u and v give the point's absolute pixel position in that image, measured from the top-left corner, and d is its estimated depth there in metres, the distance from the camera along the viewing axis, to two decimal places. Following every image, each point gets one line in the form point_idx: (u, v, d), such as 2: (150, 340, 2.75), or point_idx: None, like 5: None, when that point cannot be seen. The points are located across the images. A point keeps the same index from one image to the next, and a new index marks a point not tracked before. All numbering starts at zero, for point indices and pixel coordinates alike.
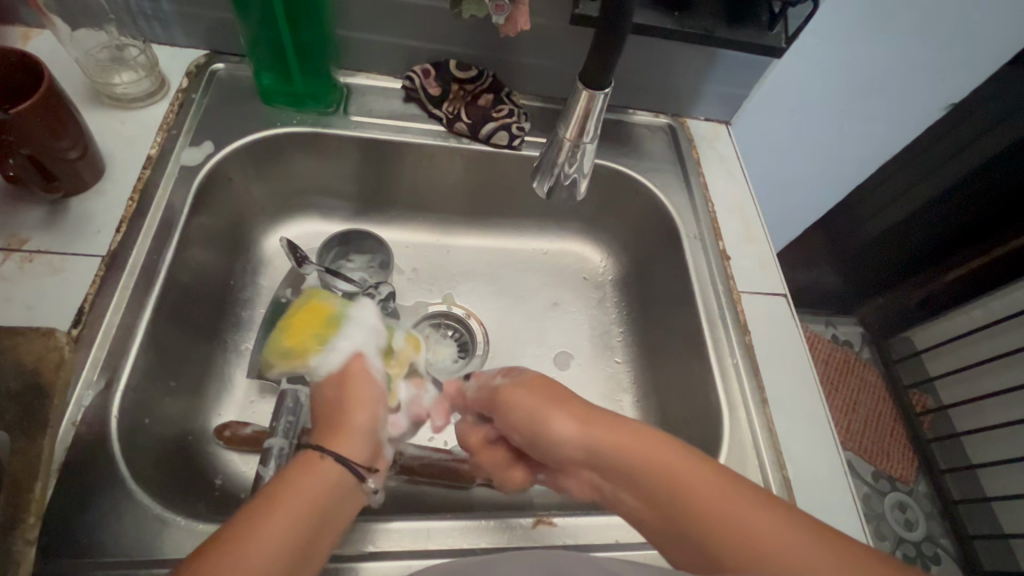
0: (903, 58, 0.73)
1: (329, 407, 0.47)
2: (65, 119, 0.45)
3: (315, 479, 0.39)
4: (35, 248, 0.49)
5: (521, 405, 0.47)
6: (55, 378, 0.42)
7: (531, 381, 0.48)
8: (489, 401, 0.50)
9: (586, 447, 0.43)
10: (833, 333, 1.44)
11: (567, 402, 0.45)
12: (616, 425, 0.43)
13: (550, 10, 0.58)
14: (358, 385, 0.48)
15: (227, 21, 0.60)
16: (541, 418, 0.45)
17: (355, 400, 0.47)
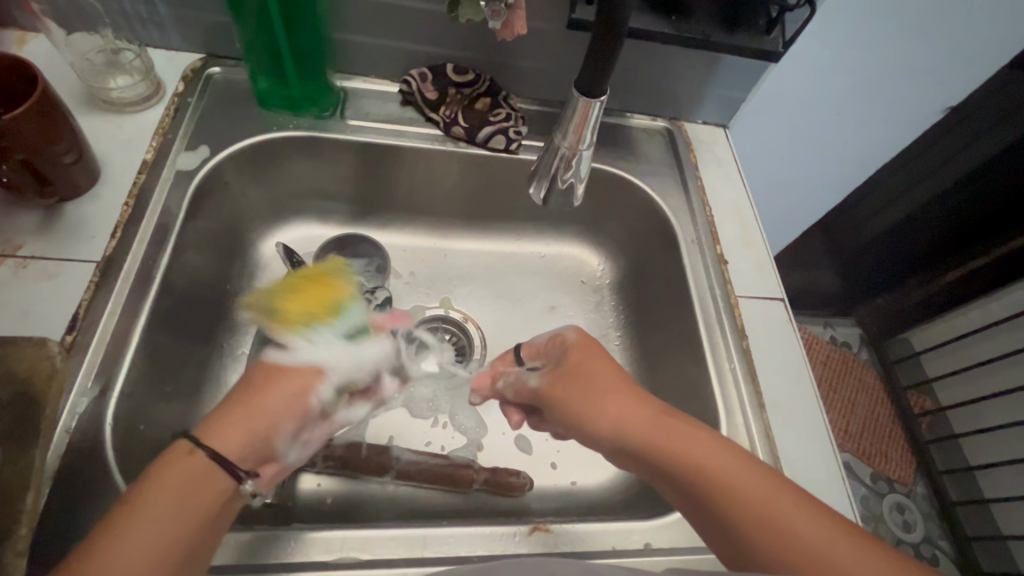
0: (901, 61, 0.73)
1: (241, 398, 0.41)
2: (59, 124, 0.45)
3: (162, 491, 0.34)
4: (29, 254, 0.49)
5: (562, 386, 0.48)
6: (49, 386, 0.42)
7: (566, 374, 0.48)
8: (532, 393, 0.51)
9: (622, 441, 0.43)
10: (831, 335, 1.45)
11: (597, 395, 0.45)
12: (647, 417, 0.43)
13: (546, 13, 0.58)
14: (278, 394, 0.42)
15: (223, 25, 0.59)
16: (580, 402, 0.46)
17: (262, 394, 0.42)
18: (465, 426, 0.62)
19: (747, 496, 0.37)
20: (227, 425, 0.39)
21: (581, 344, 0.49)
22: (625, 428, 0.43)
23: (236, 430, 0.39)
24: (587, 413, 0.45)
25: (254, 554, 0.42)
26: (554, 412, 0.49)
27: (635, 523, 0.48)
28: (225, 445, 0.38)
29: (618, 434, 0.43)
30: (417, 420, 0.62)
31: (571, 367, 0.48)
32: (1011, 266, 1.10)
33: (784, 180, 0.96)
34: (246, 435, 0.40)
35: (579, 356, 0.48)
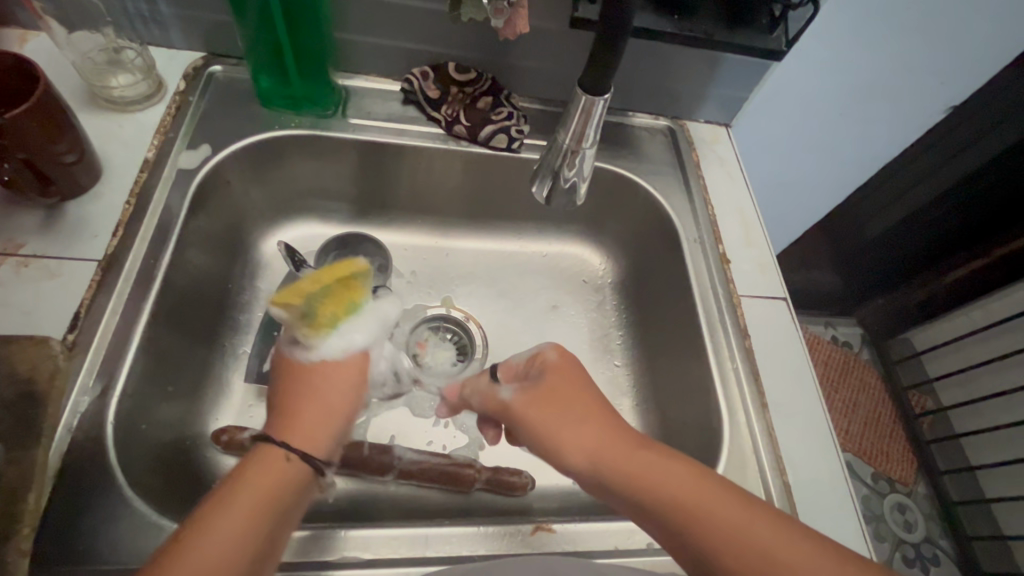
0: (903, 61, 0.73)
1: (304, 395, 0.44)
2: (61, 123, 0.45)
3: (255, 487, 0.37)
4: (32, 253, 0.48)
5: (536, 408, 0.45)
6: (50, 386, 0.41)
7: (539, 393, 0.45)
8: (503, 408, 0.47)
9: (597, 468, 0.41)
10: (832, 334, 1.45)
11: (580, 412, 0.43)
12: (621, 439, 0.41)
13: (548, 11, 0.57)
14: (348, 381, 0.47)
15: (224, 23, 0.59)
16: (555, 426, 0.43)
17: (313, 380, 0.46)
18: (467, 425, 0.62)
19: (726, 524, 0.35)
20: (305, 420, 0.43)
21: (561, 364, 0.47)
22: (601, 455, 0.41)
23: (310, 423, 0.43)
24: (564, 439, 0.42)
25: (307, 551, 0.43)
26: (526, 436, 0.45)
27: (636, 523, 0.47)
28: (307, 436, 0.42)
29: (595, 464, 0.41)
30: (419, 419, 0.61)
31: (547, 387, 0.45)
32: (1009, 266, 1.10)
33: (786, 180, 0.96)
34: (320, 424, 0.43)
35: (557, 379, 0.45)
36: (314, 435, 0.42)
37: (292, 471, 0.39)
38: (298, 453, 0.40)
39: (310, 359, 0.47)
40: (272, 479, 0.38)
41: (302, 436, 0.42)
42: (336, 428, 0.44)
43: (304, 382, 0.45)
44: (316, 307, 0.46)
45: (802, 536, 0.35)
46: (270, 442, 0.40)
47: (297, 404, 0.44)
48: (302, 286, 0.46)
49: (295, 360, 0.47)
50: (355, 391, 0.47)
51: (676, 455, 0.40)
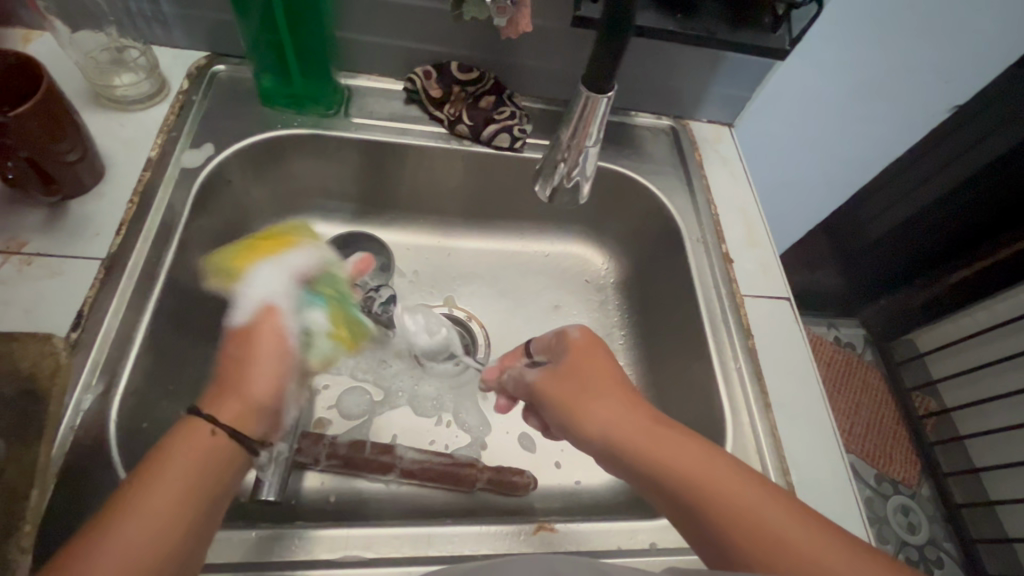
0: (907, 60, 0.72)
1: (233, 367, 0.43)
2: (65, 121, 0.45)
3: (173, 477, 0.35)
4: (34, 251, 0.49)
5: (561, 383, 0.46)
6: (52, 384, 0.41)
7: (562, 372, 0.47)
8: (527, 387, 0.50)
9: (610, 444, 0.42)
10: (835, 335, 1.45)
11: (598, 391, 0.44)
12: (636, 415, 0.42)
13: (551, 10, 0.57)
14: (271, 345, 0.45)
15: (227, 23, 0.59)
16: (578, 400, 0.44)
17: (234, 346, 0.45)
18: (468, 424, 0.62)
19: (733, 503, 0.36)
20: (230, 393, 0.41)
21: (584, 343, 0.47)
22: (618, 429, 0.42)
23: (234, 391, 0.42)
24: (585, 410, 0.44)
25: (263, 551, 0.42)
26: (550, 410, 0.47)
27: (639, 523, 0.47)
28: (227, 406, 0.41)
29: (608, 435, 0.42)
30: (421, 418, 0.61)
31: (571, 364, 0.46)
32: (1012, 266, 1.09)
33: (789, 180, 0.96)
34: (249, 395, 0.42)
35: (576, 358, 0.46)
36: (235, 404, 0.41)
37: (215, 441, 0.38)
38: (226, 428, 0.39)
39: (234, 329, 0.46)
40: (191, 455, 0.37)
41: (220, 405, 0.40)
42: (262, 396, 0.42)
43: (229, 355, 0.45)
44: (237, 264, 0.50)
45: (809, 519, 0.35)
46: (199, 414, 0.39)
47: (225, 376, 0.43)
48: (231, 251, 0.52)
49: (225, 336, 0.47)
50: (282, 361, 0.45)
51: (689, 436, 0.40)
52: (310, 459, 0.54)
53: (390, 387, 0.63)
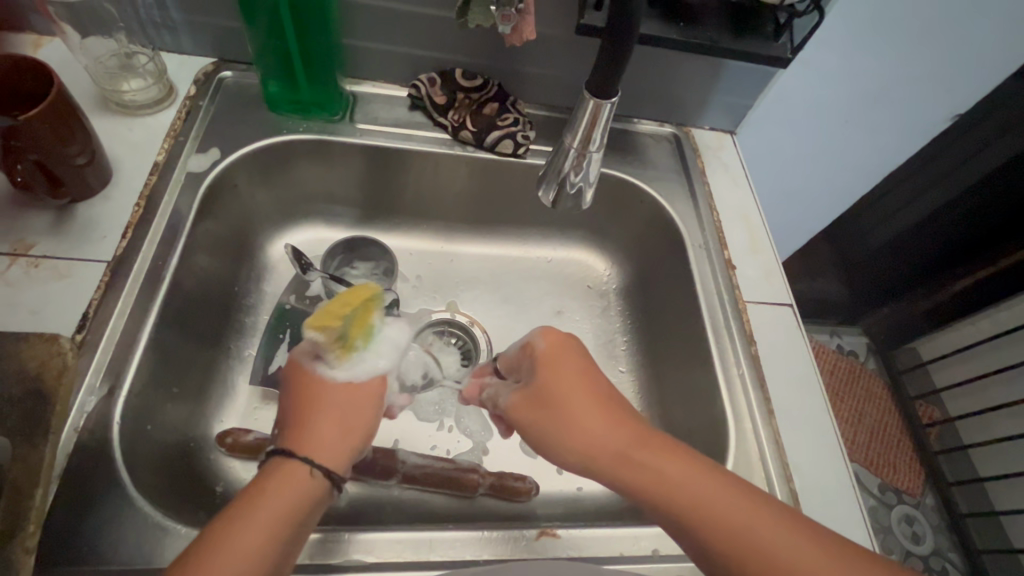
0: (909, 69, 0.73)
1: (330, 415, 0.43)
2: (73, 125, 0.45)
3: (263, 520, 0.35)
4: (41, 253, 0.49)
5: (532, 407, 0.45)
6: (58, 385, 0.41)
7: (535, 389, 0.45)
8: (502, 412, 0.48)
9: (589, 457, 0.41)
10: (837, 343, 1.44)
11: (581, 400, 0.43)
12: (616, 424, 0.42)
13: (555, 19, 0.58)
14: (369, 404, 0.45)
15: (234, 29, 0.60)
16: (551, 428, 0.43)
17: (330, 393, 0.44)
18: (470, 429, 0.62)
19: (719, 516, 0.36)
20: (323, 438, 0.41)
21: (552, 353, 0.45)
22: (594, 457, 0.41)
23: (332, 436, 0.42)
24: (560, 436, 0.43)
25: (318, 554, 0.43)
26: (526, 437, 0.46)
27: (642, 528, 0.47)
28: (330, 451, 0.41)
29: (587, 454, 0.41)
30: (423, 423, 0.61)
31: (539, 383, 0.45)
32: (1007, 279, 1.10)
33: (791, 188, 0.96)
34: (345, 440, 0.42)
35: (547, 370, 0.45)
36: (336, 450, 0.41)
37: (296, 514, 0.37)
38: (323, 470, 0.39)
39: (330, 378, 0.44)
40: (270, 530, 0.35)
41: (323, 449, 0.41)
42: (357, 446, 0.43)
43: (325, 400, 0.43)
44: (340, 327, 0.44)
45: (802, 531, 0.35)
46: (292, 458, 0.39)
47: (321, 417, 0.42)
48: (327, 310, 0.45)
49: (319, 376, 0.44)
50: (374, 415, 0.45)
51: (673, 445, 0.40)
52: None
53: None
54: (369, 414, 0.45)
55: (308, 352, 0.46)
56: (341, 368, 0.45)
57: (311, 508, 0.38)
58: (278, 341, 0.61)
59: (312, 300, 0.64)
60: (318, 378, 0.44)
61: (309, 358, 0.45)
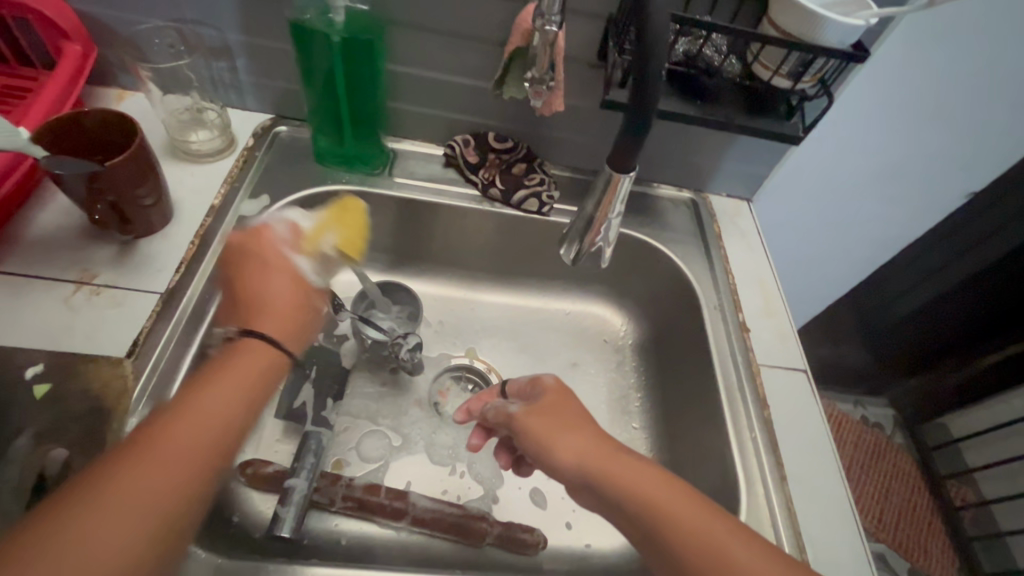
0: (919, 146, 0.77)
1: (284, 296, 0.47)
2: (146, 170, 0.51)
3: (226, 378, 0.41)
4: (103, 283, 0.53)
5: (537, 417, 0.48)
6: (118, 403, 0.43)
7: (542, 408, 0.49)
8: (507, 419, 0.51)
9: (585, 474, 0.43)
10: (862, 414, 1.41)
11: (576, 426, 0.47)
12: (622, 460, 0.43)
13: (582, 91, 0.64)
14: (320, 302, 0.51)
15: (293, 91, 0.67)
16: (554, 432, 0.46)
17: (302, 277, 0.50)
18: (482, 476, 0.63)
19: (687, 522, 0.39)
20: (280, 313, 0.46)
21: (557, 391, 0.50)
22: (591, 454, 0.44)
23: (289, 318, 0.47)
24: (553, 446, 0.46)
25: None
26: (524, 445, 0.49)
27: None
28: (288, 333, 0.46)
29: (581, 467, 0.44)
30: (436, 467, 0.62)
31: (543, 405, 0.49)
32: None
33: (807, 254, 0.98)
34: (301, 325, 0.48)
35: (554, 398, 0.49)
36: (287, 330, 0.46)
37: (250, 384, 0.42)
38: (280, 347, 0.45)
39: (291, 261, 0.50)
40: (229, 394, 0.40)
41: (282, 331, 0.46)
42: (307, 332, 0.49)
43: (281, 281, 0.48)
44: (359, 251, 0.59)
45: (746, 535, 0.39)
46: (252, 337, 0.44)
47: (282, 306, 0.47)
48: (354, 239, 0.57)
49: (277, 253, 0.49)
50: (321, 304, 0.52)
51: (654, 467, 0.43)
52: (326, 500, 0.55)
53: (409, 434, 0.64)
54: (315, 301, 0.50)
55: (287, 239, 0.51)
56: (316, 273, 0.52)
57: (266, 380, 0.43)
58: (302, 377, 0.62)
59: (338, 338, 0.68)
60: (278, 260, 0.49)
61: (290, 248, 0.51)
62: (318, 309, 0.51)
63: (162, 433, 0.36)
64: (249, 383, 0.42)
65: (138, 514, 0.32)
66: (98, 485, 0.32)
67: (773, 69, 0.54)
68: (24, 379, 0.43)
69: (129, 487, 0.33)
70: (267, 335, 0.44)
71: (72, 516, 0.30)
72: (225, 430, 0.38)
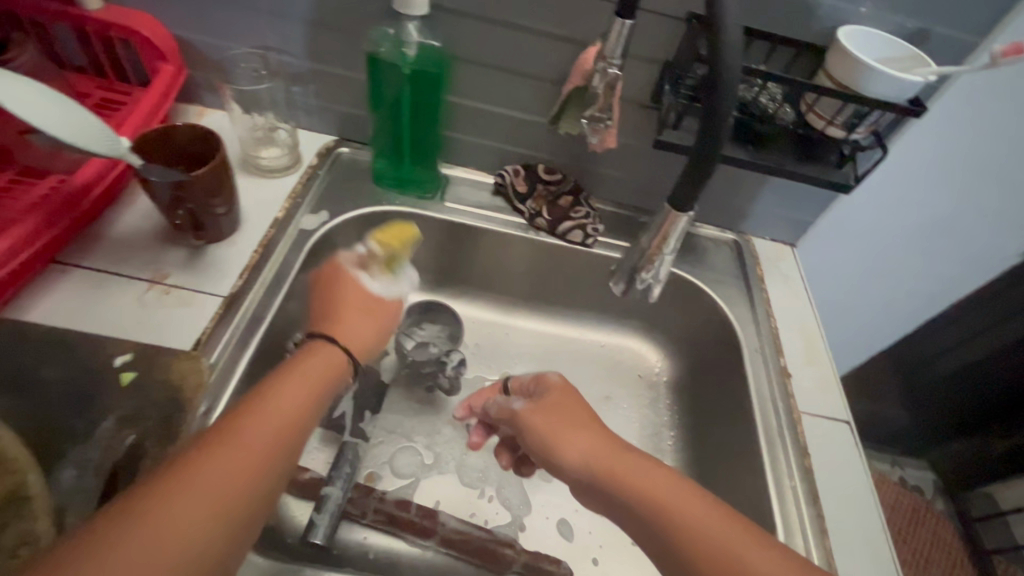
0: (969, 203, 0.76)
1: (360, 314, 0.54)
2: (222, 181, 0.54)
3: (305, 373, 0.46)
4: (174, 283, 0.56)
5: (543, 413, 0.50)
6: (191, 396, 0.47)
7: (549, 405, 0.51)
8: (513, 415, 0.53)
9: (589, 472, 0.44)
10: (900, 475, 1.34)
11: (585, 425, 0.48)
12: (636, 462, 0.43)
13: (633, 131, 0.66)
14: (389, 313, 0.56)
15: (359, 116, 0.71)
16: (559, 431, 0.48)
17: (364, 287, 0.55)
18: (510, 502, 0.63)
19: (695, 520, 0.39)
20: (357, 325, 0.53)
21: (563, 389, 0.52)
22: (596, 456, 0.45)
23: (365, 332, 0.53)
24: (559, 442, 0.47)
25: None
26: (530, 440, 0.50)
27: None
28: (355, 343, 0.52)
29: (588, 465, 0.45)
30: (465, 489, 0.63)
31: (551, 400, 0.51)
32: None
33: (848, 304, 0.96)
34: (376, 339, 0.55)
35: (560, 394, 0.51)
36: (364, 346, 0.53)
37: (322, 382, 0.46)
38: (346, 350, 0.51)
39: (357, 279, 0.56)
40: (306, 386, 0.45)
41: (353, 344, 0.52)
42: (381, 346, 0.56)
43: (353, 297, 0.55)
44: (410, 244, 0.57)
45: (779, 558, 0.37)
46: (327, 339, 0.50)
47: (352, 312, 0.54)
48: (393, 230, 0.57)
49: (352, 278, 0.56)
50: (390, 315, 0.57)
51: (670, 471, 0.42)
52: (358, 511, 0.56)
53: (441, 453, 0.65)
54: (387, 315, 0.56)
55: (353, 261, 0.57)
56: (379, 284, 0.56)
57: (335, 381, 0.48)
58: None
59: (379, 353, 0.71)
60: (350, 280, 0.55)
61: (352, 264, 0.57)
62: (392, 324, 0.57)
63: (237, 424, 0.39)
64: (320, 380, 0.46)
65: (224, 487, 0.36)
66: (192, 471, 0.35)
67: (828, 119, 0.55)
68: (113, 366, 0.48)
69: (207, 472, 0.35)
70: (338, 341, 0.51)
71: (163, 495, 0.33)
72: (294, 424, 0.42)
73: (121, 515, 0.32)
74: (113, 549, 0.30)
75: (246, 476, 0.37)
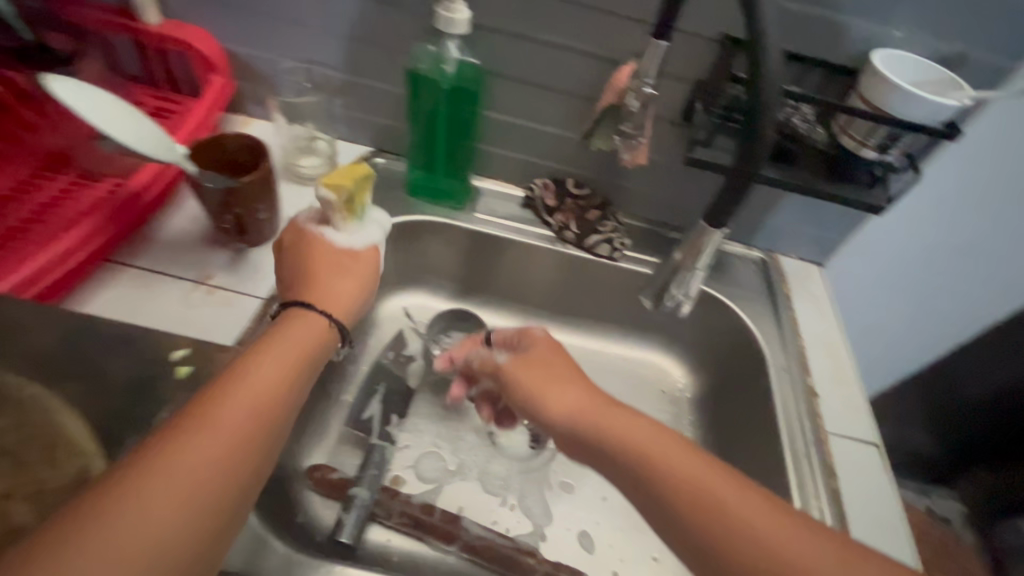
0: (1007, 225, 0.74)
1: (333, 270, 0.53)
2: (267, 188, 0.57)
3: (287, 346, 0.45)
4: (218, 284, 0.59)
5: (524, 366, 0.53)
6: None
7: (532, 359, 0.54)
8: (497, 370, 0.56)
9: (574, 423, 0.47)
10: (927, 505, 1.31)
11: (569, 378, 0.51)
12: (631, 419, 0.45)
13: (664, 148, 0.67)
14: (364, 264, 0.55)
15: (396, 128, 0.73)
16: (543, 384, 0.51)
17: (331, 242, 0.55)
18: (532, 511, 0.63)
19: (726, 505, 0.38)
20: (336, 286, 0.52)
21: (545, 343, 0.55)
22: (580, 411, 0.47)
23: (344, 288, 0.53)
24: (543, 395, 0.50)
25: None
26: (513, 392, 0.54)
27: None
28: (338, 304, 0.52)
29: (573, 418, 0.47)
30: (487, 496, 0.63)
31: (533, 354, 0.54)
32: None
33: (877, 326, 0.95)
34: (355, 292, 0.54)
35: (543, 348, 0.55)
36: (342, 306, 0.52)
37: (305, 354, 0.46)
38: (328, 316, 0.50)
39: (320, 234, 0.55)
40: (288, 359, 0.44)
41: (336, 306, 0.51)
42: (363, 297, 0.55)
43: (327, 253, 0.54)
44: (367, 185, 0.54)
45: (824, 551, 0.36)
46: (311, 309, 0.50)
47: (324, 274, 0.53)
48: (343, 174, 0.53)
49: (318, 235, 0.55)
50: (367, 264, 0.56)
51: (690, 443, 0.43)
52: (384, 513, 0.57)
53: (465, 459, 0.66)
54: (364, 264, 0.55)
55: (313, 216, 0.57)
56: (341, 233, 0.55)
57: (319, 350, 0.48)
58: (373, 391, 0.67)
59: (406, 359, 0.72)
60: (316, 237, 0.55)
61: (314, 222, 0.56)
62: (370, 271, 0.56)
63: (215, 403, 0.39)
64: (302, 352, 0.46)
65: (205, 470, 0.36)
66: (173, 454, 0.35)
67: (860, 140, 0.55)
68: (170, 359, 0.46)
69: (187, 455, 0.36)
70: (317, 307, 0.50)
71: (143, 479, 0.34)
72: (277, 399, 0.42)
73: (103, 501, 0.32)
74: (90, 544, 0.30)
75: (228, 457, 0.37)
